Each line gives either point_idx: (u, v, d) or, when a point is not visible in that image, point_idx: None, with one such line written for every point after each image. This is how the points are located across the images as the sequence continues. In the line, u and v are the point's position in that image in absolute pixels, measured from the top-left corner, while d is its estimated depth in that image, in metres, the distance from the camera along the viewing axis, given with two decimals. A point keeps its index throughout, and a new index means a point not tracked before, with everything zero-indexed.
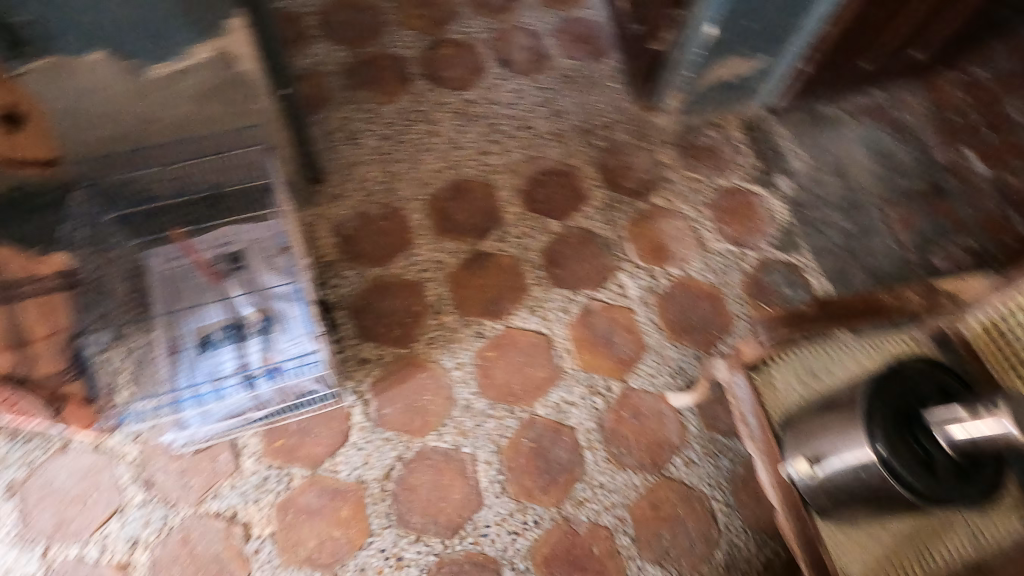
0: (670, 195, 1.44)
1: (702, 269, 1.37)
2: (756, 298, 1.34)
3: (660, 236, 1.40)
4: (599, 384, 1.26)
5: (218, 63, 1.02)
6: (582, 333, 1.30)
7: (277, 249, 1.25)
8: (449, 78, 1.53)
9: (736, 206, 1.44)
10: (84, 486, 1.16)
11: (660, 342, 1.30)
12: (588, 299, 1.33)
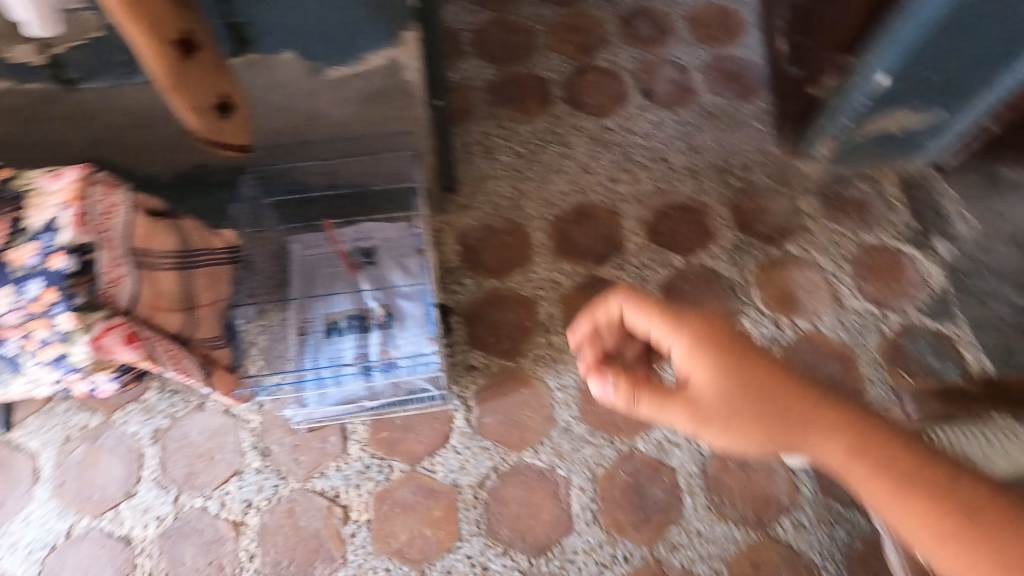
0: (806, 244, 1.39)
1: (834, 326, 1.31)
2: (895, 364, 1.27)
3: (790, 285, 1.35)
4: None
5: (385, 72, 1.12)
6: None
7: (407, 250, 1.32)
8: (590, 104, 1.55)
9: (883, 264, 1.36)
10: (212, 444, 1.29)
11: None
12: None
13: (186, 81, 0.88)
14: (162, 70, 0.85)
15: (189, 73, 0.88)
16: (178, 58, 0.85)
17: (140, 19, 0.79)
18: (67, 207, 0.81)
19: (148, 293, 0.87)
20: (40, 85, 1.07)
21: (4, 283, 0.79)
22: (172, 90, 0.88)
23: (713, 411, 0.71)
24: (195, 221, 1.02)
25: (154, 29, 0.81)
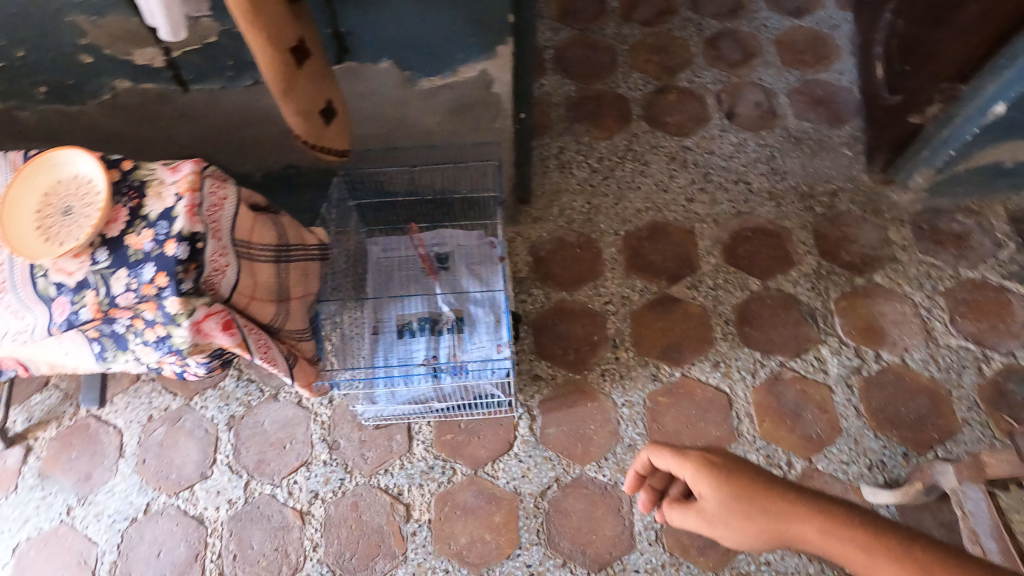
0: (895, 275, 1.35)
1: (924, 360, 1.26)
2: (995, 407, 1.20)
3: (874, 315, 1.31)
4: (777, 457, 1.19)
5: (476, 83, 1.15)
6: (767, 400, 1.24)
7: (481, 258, 1.35)
8: (670, 123, 1.55)
9: (984, 301, 1.31)
10: (284, 434, 1.34)
11: (859, 429, 1.21)
12: (779, 365, 1.27)
13: (295, 86, 0.93)
14: (275, 75, 0.91)
15: (299, 79, 0.93)
16: (290, 64, 0.91)
17: (260, 28, 0.84)
18: (182, 198, 0.86)
19: (246, 283, 0.91)
20: (157, 84, 1.15)
21: (123, 266, 0.84)
22: (283, 93, 0.93)
23: (720, 524, 0.72)
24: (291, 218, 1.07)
25: (271, 37, 0.86)
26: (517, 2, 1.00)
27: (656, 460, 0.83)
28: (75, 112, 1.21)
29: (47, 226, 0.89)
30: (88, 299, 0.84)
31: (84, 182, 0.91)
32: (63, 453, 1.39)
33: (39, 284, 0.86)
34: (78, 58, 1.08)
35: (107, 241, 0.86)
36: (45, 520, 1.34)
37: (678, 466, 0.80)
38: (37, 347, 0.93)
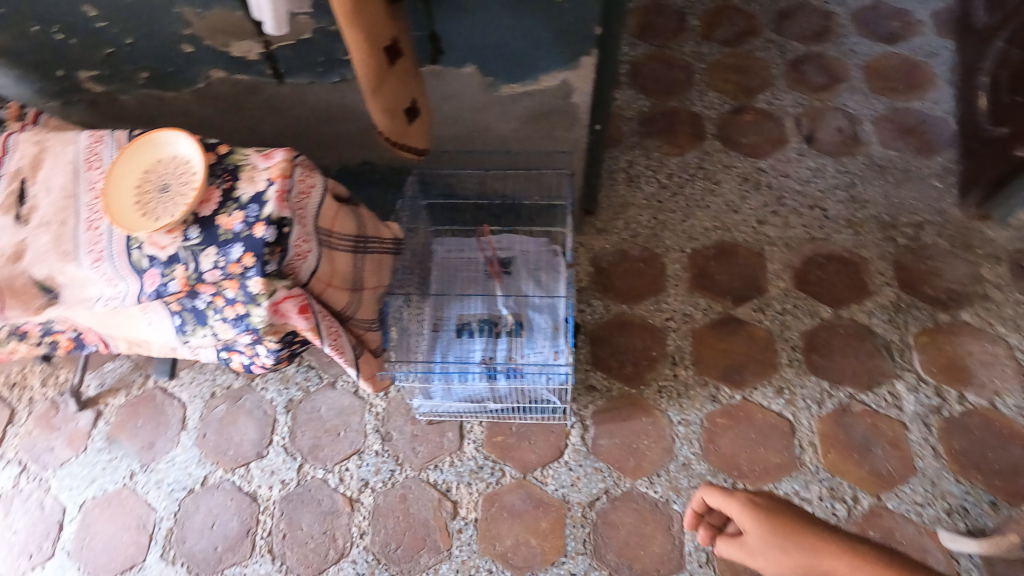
0: (984, 312, 1.32)
1: (1016, 407, 1.22)
2: None
3: (960, 355, 1.27)
4: (842, 490, 1.17)
5: (557, 93, 1.17)
6: (833, 431, 1.22)
7: (545, 265, 1.36)
8: (744, 143, 1.58)
9: None
10: (339, 421, 1.38)
11: (938, 471, 1.17)
12: (848, 397, 1.25)
13: (384, 84, 0.98)
14: (367, 72, 0.95)
15: (389, 78, 0.98)
16: (382, 63, 0.95)
17: (358, 26, 0.89)
18: (274, 182, 0.85)
19: (324, 270, 0.91)
20: (249, 76, 1.19)
21: (213, 244, 0.85)
22: (372, 89, 0.98)
23: (762, 559, 0.76)
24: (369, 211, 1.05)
25: (367, 36, 0.91)
26: (607, 16, 1.02)
27: (706, 498, 0.85)
28: (170, 98, 1.26)
29: (146, 202, 0.89)
30: (177, 272, 0.86)
31: (184, 162, 0.91)
32: (130, 420, 1.46)
33: (134, 256, 0.87)
34: (180, 47, 1.14)
35: (199, 220, 0.86)
36: (110, 482, 1.40)
37: (725, 503, 0.83)
38: (122, 319, 0.99)
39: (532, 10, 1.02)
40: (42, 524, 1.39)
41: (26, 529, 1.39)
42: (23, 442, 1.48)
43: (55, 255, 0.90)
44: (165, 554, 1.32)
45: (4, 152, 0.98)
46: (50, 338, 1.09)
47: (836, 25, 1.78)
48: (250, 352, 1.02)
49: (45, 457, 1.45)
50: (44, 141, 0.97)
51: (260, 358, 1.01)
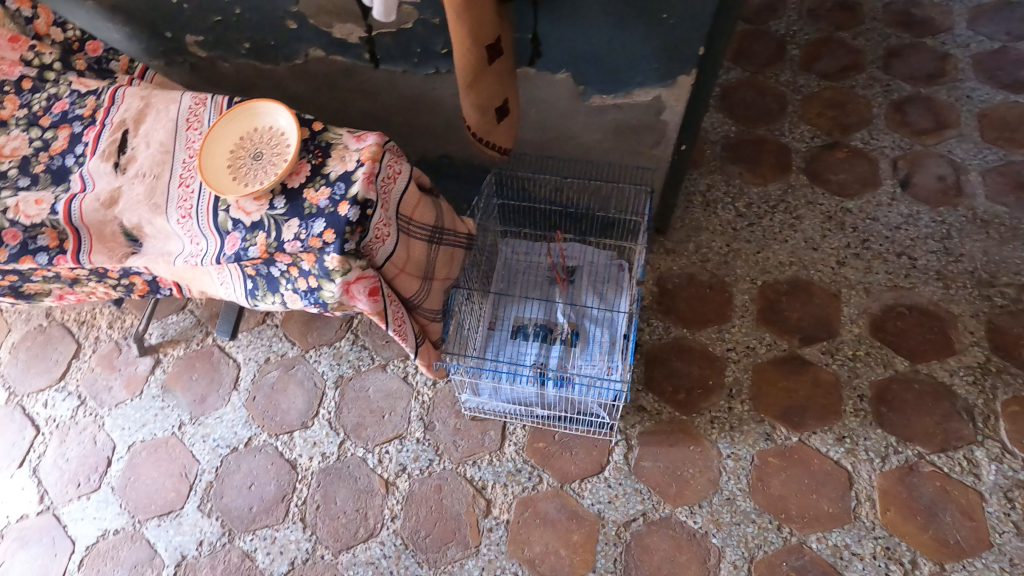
0: None
1: None
2: None
3: None
4: (900, 551, 1.15)
5: (648, 107, 1.15)
6: (895, 489, 1.20)
7: (609, 278, 1.34)
8: (834, 181, 1.61)
9: None
10: (385, 404, 1.39)
11: (1017, 550, 1.13)
12: (917, 456, 1.24)
13: (480, 82, 0.99)
14: (465, 67, 0.97)
15: (485, 76, 0.99)
16: (482, 62, 0.97)
17: (465, 24, 0.91)
18: (363, 164, 0.85)
19: (400, 256, 0.90)
20: (347, 58, 1.20)
21: (297, 216, 0.85)
22: (468, 85, 1.00)
23: None
24: (447, 203, 1.02)
25: (472, 35, 0.93)
26: (713, 35, 1.00)
27: None
28: (268, 70, 1.28)
29: (238, 166, 0.89)
30: (258, 239, 0.85)
31: (278, 134, 0.90)
32: (186, 372, 1.50)
33: (219, 217, 0.88)
34: (285, 22, 1.16)
35: (286, 191, 0.86)
36: (159, 428, 1.45)
37: None
38: (194, 275, 0.97)
39: (636, 20, 1.00)
40: (92, 457, 1.45)
41: (78, 460, 1.46)
42: (84, 376, 1.55)
43: (147, 208, 0.92)
44: (202, 506, 1.36)
45: (109, 103, 1.01)
46: (126, 280, 1.10)
47: (953, 68, 1.77)
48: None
49: (103, 395, 1.52)
50: (149, 96, 1.00)
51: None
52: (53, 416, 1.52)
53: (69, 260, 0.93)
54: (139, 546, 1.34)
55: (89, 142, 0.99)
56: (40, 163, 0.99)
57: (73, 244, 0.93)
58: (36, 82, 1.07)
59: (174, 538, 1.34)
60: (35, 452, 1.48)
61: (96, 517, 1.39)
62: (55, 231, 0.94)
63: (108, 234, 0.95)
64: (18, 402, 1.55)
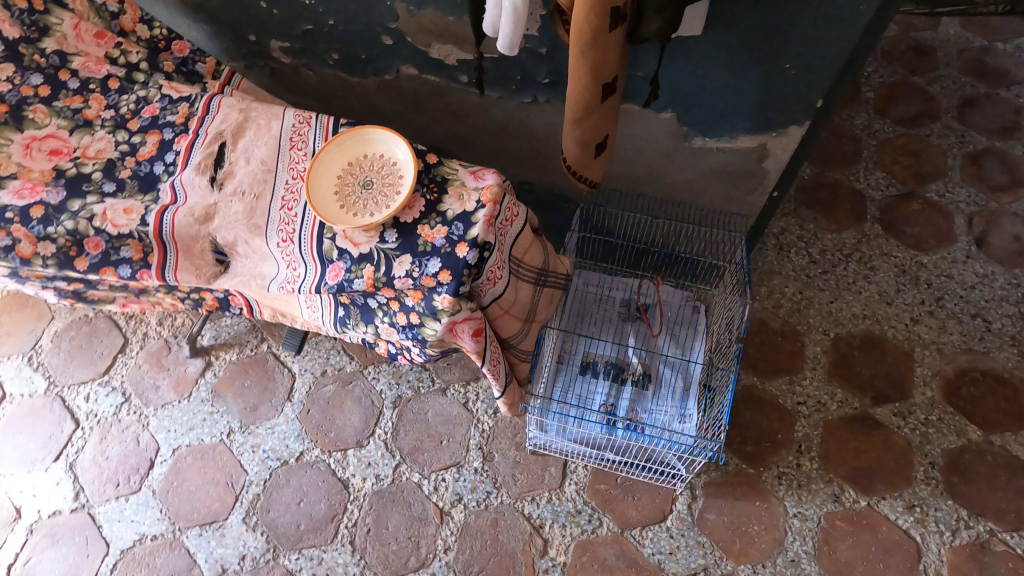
0: None
1: None
2: None
3: None
4: None
5: (751, 154, 1.12)
6: (966, 564, 1.21)
7: (684, 321, 1.29)
8: (909, 233, 1.60)
9: None
10: (444, 429, 1.36)
11: None
12: (988, 532, 1.24)
13: (588, 118, 0.89)
14: (576, 102, 0.87)
15: (596, 111, 0.89)
16: (595, 98, 0.86)
17: (588, 59, 0.81)
18: (484, 206, 0.81)
19: (507, 298, 0.87)
20: (441, 78, 1.16)
21: (410, 253, 0.81)
22: (575, 120, 0.90)
23: None
24: (540, 237, 0.93)
25: (591, 71, 0.83)
26: (833, 89, 0.97)
27: None
28: (355, 83, 1.24)
29: (346, 195, 0.85)
30: (365, 272, 0.81)
31: (391, 165, 0.86)
32: (239, 378, 1.47)
33: (324, 245, 0.83)
34: (381, 38, 1.12)
35: (397, 224, 0.82)
36: (208, 434, 1.42)
37: None
38: (279, 298, 0.94)
39: (756, 67, 0.97)
40: (134, 457, 1.42)
41: (119, 459, 1.42)
42: (130, 373, 1.52)
43: (245, 228, 0.87)
44: (248, 518, 1.33)
45: (204, 113, 0.96)
46: (198, 295, 1.07)
47: None
48: (401, 346, 0.96)
49: (149, 394, 1.48)
50: (248, 110, 0.95)
51: (409, 354, 0.96)
52: (95, 411, 1.49)
53: (153, 277, 0.89)
54: (177, 554, 1.31)
55: (181, 151, 0.93)
56: (126, 167, 0.94)
57: (157, 258, 0.89)
58: (124, 82, 1.01)
59: (215, 549, 1.31)
60: (72, 447, 1.45)
61: (133, 520, 1.36)
62: (141, 243, 0.88)
63: (195, 250, 0.90)
64: (58, 393, 1.51)
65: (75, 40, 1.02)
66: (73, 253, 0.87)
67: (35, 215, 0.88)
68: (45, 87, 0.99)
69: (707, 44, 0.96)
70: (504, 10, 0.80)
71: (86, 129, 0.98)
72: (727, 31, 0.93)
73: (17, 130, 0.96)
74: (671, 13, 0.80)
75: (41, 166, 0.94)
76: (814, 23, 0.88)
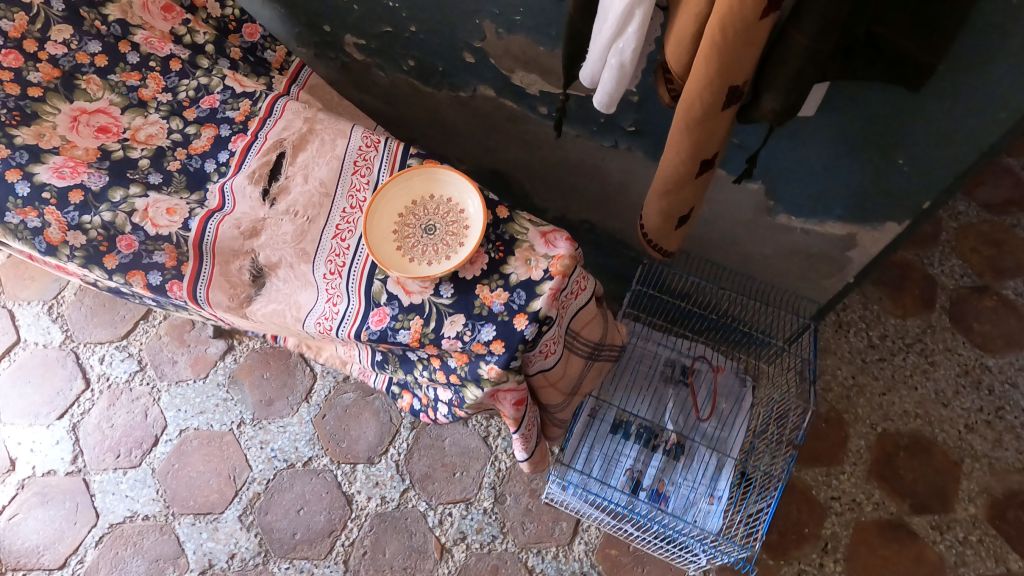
0: None
1: None
2: None
3: None
4: None
5: (837, 241, 1.03)
6: None
7: (729, 392, 1.22)
8: (978, 331, 1.50)
9: None
10: (459, 461, 1.32)
11: None
12: None
13: (678, 191, 0.81)
14: (668, 174, 0.79)
15: (688, 187, 0.81)
16: (690, 174, 0.78)
17: (690, 136, 0.73)
18: (550, 278, 0.73)
19: (556, 372, 0.80)
20: (519, 106, 1.09)
21: (464, 313, 0.74)
22: (663, 191, 0.82)
23: None
24: (604, 308, 0.86)
25: (693, 147, 0.74)
26: (945, 196, 0.86)
27: None
28: (426, 92, 1.17)
29: (405, 237, 0.78)
30: (413, 323, 0.75)
31: (458, 214, 0.78)
32: (259, 368, 1.43)
33: (374, 285, 0.78)
34: (462, 55, 1.05)
35: (455, 278, 0.76)
36: (217, 421, 1.38)
37: None
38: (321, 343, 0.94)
39: (865, 156, 0.87)
40: (139, 431, 1.37)
41: (124, 429, 1.38)
42: (150, 342, 1.47)
43: (292, 250, 0.81)
44: (243, 517, 1.29)
45: (265, 115, 0.89)
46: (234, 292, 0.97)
47: None
48: (425, 403, 0.87)
49: (165, 368, 1.43)
50: (314, 120, 0.87)
51: (432, 413, 0.87)
52: (107, 374, 1.43)
53: (183, 290, 0.83)
54: (167, 540, 1.28)
55: (236, 152, 0.87)
56: (176, 159, 0.88)
57: (192, 269, 0.83)
58: (187, 65, 0.94)
59: (205, 542, 1.27)
60: (79, 408, 1.40)
61: (127, 496, 1.32)
62: (177, 249, 0.83)
63: (233, 268, 0.84)
64: (73, 348, 1.46)
65: (141, 11, 0.96)
66: (103, 248, 0.82)
67: (73, 199, 0.83)
68: (102, 56, 0.92)
69: (817, 125, 0.87)
70: (608, 65, 0.71)
71: (139, 109, 0.91)
72: (845, 116, 0.84)
73: (66, 100, 0.89)
74: (793, 96, 0.68)
75: (87, 144, 0.88)
76: (946, 124, 0.77)
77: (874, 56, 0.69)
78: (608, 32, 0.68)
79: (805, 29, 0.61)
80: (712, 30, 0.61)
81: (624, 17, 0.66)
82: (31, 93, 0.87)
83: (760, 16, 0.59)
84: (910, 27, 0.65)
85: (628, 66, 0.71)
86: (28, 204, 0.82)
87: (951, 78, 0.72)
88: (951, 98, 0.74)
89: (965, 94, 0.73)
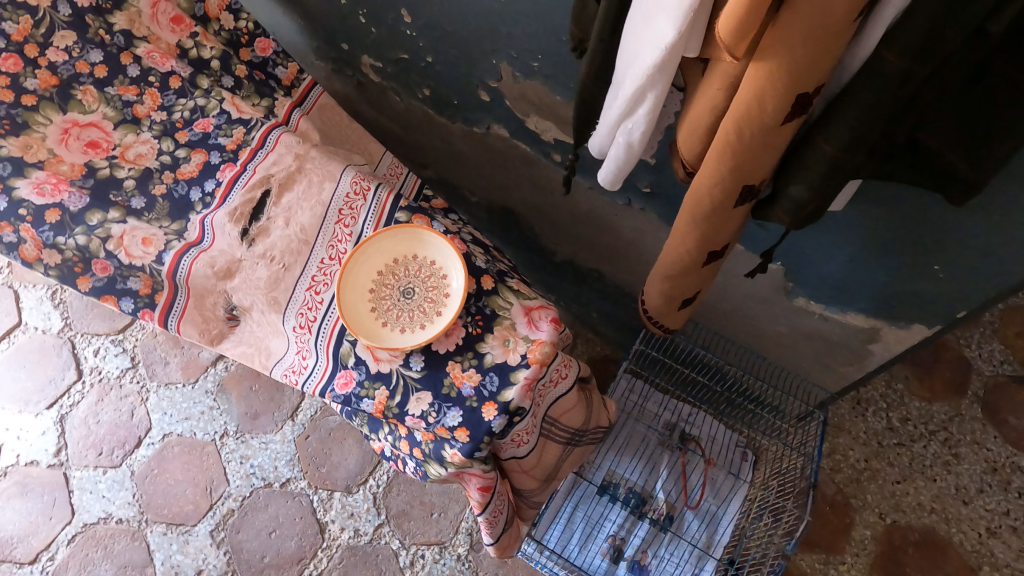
0: None
1: None
2: None
3: None
4: None
5: (857, 332, 0.95)
6: None
7: (729, 464, 1.16)
8: (1014, 426, 1.36)
9: None
10: (439, 501, 1.28)
11: None
12: None
13: (683, 278, 0.75)
14: (672, 260, 0.73)
15: (693, 275, 0.74)
16: (696, 264, 0.72)
17: (698, 228, 0.66)
18: (527, 365, 0.68)
19: (529, 460, 0.74)
20: (532, 149, 1.03)
21: (431, 392, 0.69)
22: (665, 275, 0.76)
23: None
24: (589, 392, 0.81)
25: (701, 239, 0.68)
26: (982, 308, 0.77)
27: None
28: (440, 122, 1.12)
29: (381, 298, 0.73)
30: (378, 394, 0.71)
31: (440, 279, 0.73)
32: (248, 380, 1.40)
33: (343, 345, 0.73)
34: (478, 92, 0.99)
35: (427, 351, 0.71)
36: (201, 429, 1.36)
37: None
38: None
39: (895, 255, 0.79)
40: (123, 430, 1.36)
41: (109, 427, 1.37)
42: (144, 339, 1.45)
43: (264, 298, 0.77)
44: (214, 533, 1.27)
45: (258, 145, 0.86)
46: None
47: None
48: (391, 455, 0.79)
49: (157, 368, 1.42)
50: (304, 158, 0.83)
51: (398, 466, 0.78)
52: (100, 368, 1.42)
53: (154, 319, 0.81)
54: (136, 547, 1.26)
55: (223, 182, 0.83)
56: (161, 183, 0.84)
57: (165, 300, 0.80)
58: (185, 84, 0.89)
59: (174, 554, 1.25)
60: (68, 399, 1.39)
61: (104, 496, 1.31)
62: (151, 279, 0.79)
63: (207, 303, 0.81)
64: (70, 337, 1.45)
65: (149, 22, 0.89)
66: (77, 269, 0.79)
67: (50, 219, 0.79)
68: (103, 66, 0.86)
69: (845, 215, 0.79)
70: (616, 142, 0.64)
71: (132, 125, 0.86)
72: (876, 211, 0.76)
73: (60, 110, 0.83)
74: (814, 202, 0.59)
75: (74, 160, 0.83)
76: (989, 238, 0.69)
77: (916, 164, 0.59)
78: (616, 111, 0.61)
79: (835, 139, 0.53)
80: (727, 130, 0.54)
81: (632, 100, 0.58)
82: (25, 101, 0.81)
83: (783, 122, 0.52)
84: (958, 141, 0.54)
85: (636, 146, 0.64)
86: (4, 218, 0.77)
87: (1000, 193, 0.63)
88: (1000, 214, 0.65)
89: (1014, 212, 0.64)
